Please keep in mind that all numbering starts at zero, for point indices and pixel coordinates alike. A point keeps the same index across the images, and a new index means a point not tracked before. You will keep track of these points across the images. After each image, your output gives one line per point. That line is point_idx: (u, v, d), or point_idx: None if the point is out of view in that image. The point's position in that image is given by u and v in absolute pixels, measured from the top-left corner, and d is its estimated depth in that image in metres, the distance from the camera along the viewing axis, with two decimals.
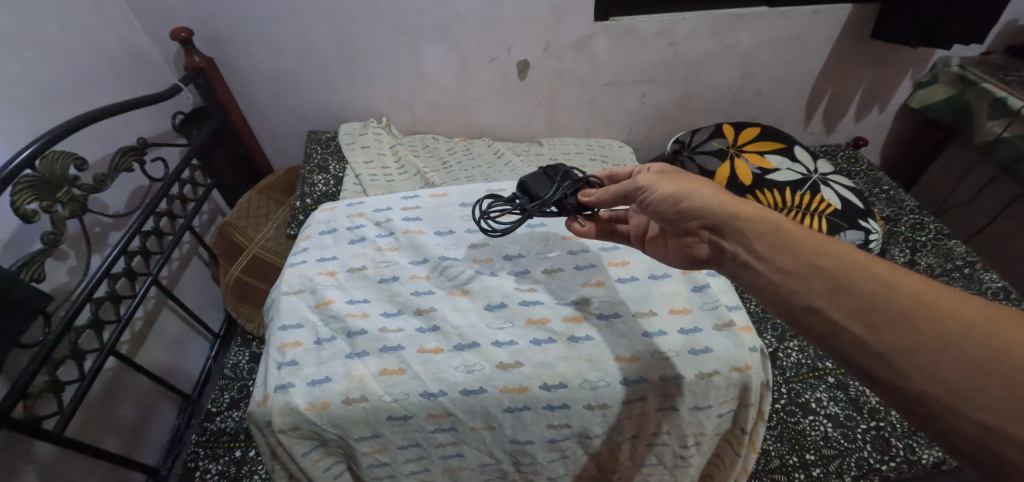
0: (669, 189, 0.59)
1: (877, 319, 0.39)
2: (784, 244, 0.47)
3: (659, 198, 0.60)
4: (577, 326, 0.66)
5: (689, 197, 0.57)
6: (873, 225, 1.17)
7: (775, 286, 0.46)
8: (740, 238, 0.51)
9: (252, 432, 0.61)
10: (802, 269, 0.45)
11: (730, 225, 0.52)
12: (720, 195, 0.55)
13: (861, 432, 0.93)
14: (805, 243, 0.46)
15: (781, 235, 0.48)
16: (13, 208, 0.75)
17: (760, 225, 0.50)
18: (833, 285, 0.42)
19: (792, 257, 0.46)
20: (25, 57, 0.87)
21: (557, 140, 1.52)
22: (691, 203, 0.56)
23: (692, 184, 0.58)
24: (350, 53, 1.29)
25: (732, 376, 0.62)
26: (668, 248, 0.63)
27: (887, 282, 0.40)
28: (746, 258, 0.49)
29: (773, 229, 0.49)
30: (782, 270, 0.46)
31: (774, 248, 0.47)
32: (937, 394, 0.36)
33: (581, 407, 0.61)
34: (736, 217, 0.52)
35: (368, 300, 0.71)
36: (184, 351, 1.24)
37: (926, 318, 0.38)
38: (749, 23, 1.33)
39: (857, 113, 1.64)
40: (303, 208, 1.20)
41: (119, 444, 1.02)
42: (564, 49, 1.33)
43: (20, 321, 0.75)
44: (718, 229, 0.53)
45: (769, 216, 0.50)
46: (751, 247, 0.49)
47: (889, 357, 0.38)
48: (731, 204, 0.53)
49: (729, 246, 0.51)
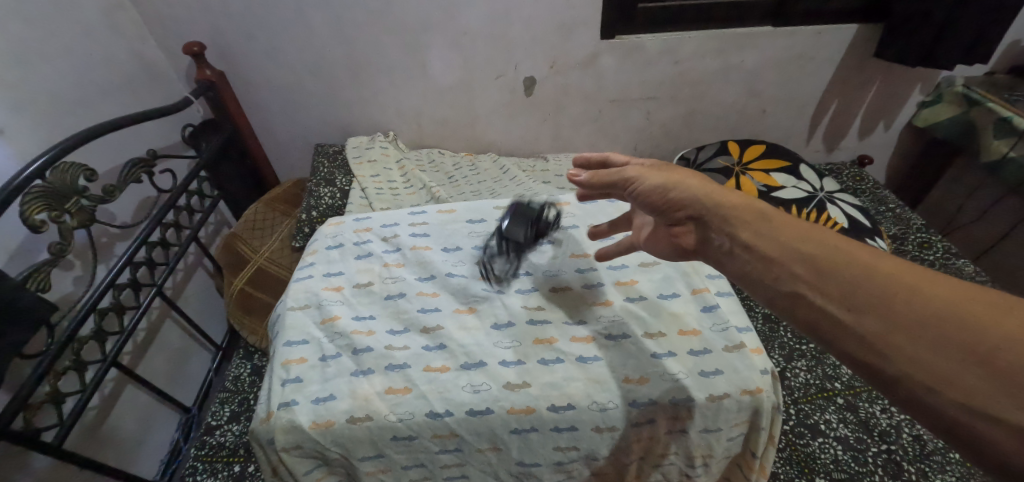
0: (656, 181, 0.57)
1: (856, 302, 0.39)
2: (771, 233, 0.47)
3: (646, 189, 0.57)
4: (585, 347, 0.65)
5: (675, 186, 0.55)
6: (880, 244, 1.16)
7: (761, 274, 0.46)
8: (726, 226, 0.50)
9: (254, 450, 0.60)
10: (786, 256, 0.44)
11: (716, 214, 0.51)
12: (708, 186, 0.54)
13: (872, 455, 0.91)
14: (792, 231, 0.46)
15: (767, 223, 0.48)
16: (21, 217, 0.75)
17: (747, 215, 0.49)
18: (816, 271, 0.42)
19: (776, 245, 0.45)
20: (41, 69, 0.89)
21: (563, 155, 1.53)
22: (679, 194, 0.55)
23: (678, 174, 0.56)
24: (358, 68, 1.30)
25: (743, 400, 0.61)
26: (654, 239, 0.64)
27: (867, 268, 0.40)
28: (732, 246, 0.49)
29: (760, 219, 0.48)
30: (765, 258, 0.46)
31: (759, 237, 0.47)
32: (915, 377, 0.35)
33: (590, 430, 0.60)
34: (722, 206, 0.51)
35: (374, 316, 0.70)
36: (186, 363, 1.23)
37: (905, 300, 0.37)
38: (753, 42, 1.34)
39: (862, 132, 1.65)
40: (308, 221, 1.20)
41: (117, 457, 1.00)
42: (569, 66, 1.34)
43: (25, 331, 0.75)
44: (703, 219, 0.52)
45: (755, 206, 0.50)
46: (736, 235, 0.49)
47: (868, 339, 0.37)
48: (719, 195, 0.52)
49: (715, 236, 0.51)
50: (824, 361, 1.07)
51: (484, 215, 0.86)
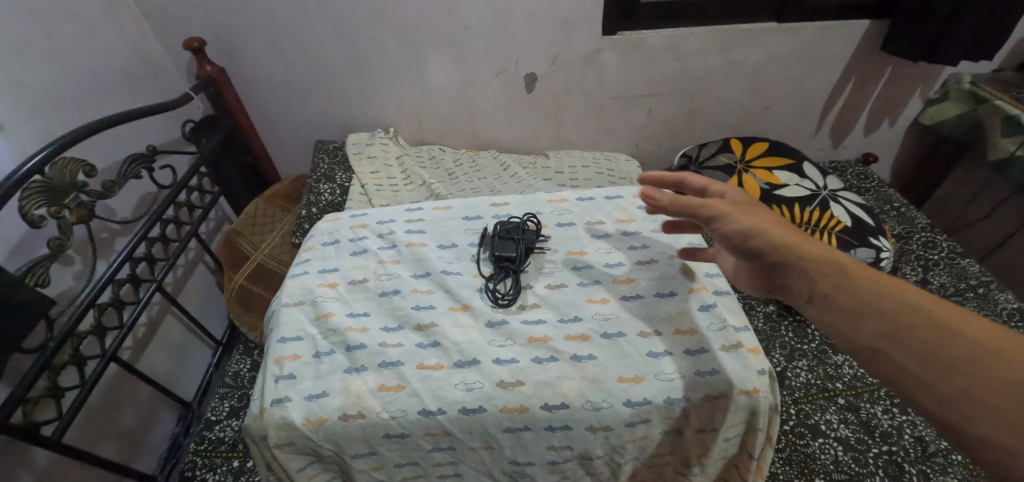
0: (744, 224, 0.53)
1: (940, 363, 0.38)
2: (846, 284, 0.45)
3: (728, 233, 0.54)
4: (580, 345, 0.65)
5: (761, 232, 0.52)
6: (884, 243, 1.15)
7: (836, 327, 0.44)
8: (802, 277, 0.48)
9: (248, 447, 0.60)
10: (863, 309, 0.43)
11: (794, 264, 0.49)
12: (791, 234, 0.51)
13: (872, 456, 0.90)
14: (869, 284, 0.44)
15: (842, 275, 0.45)
16: (20, 212, 0.75)
17: (823, 265, 0.47)
18: (894, 328, 0.41)
19: (853, 298, 0.44)
20: (41, 64, 0.89)
21: (563, 152, 1.52)
22: (763, 243, 0.52)
23: (766, 220, 0.53)
24: (358, 64, 1.30)
25: (740, 400, 0.59)
26: (737, 273, 0.61)
27: (949, 328, 0.39)
28: (809, 299, 0.47)
29: (835, 269, 0.46)
30: (841, 310, 0.44)
31: (835, 288, 0.45)
32: (1000, 440, 0.34)
33: (584, 429, 0.60)
34: (800, 257, 0.49)
35: (368, 313, 0.70)
36: (187, 359, 1.23)
37: (990, 364, 0.36)
38: (757, 38, 1.33)
39: (868, 127, 1.62)
40: (308, 217, 1.21)
41: (117, 451, 1.01)
42: (570, 62, 1.33)
43: (24, 326, 0.75)
44: (783, 270, 0.50)
45: (833, 255, 0.48)
46: (813, 289, 0.47)
47: (952, 402, 0.37)
48: (802, 245, 0.49)
49: (795, 287, 0.49)
50: (825, 360, 1.07)
51: (480, 212, 0.85)
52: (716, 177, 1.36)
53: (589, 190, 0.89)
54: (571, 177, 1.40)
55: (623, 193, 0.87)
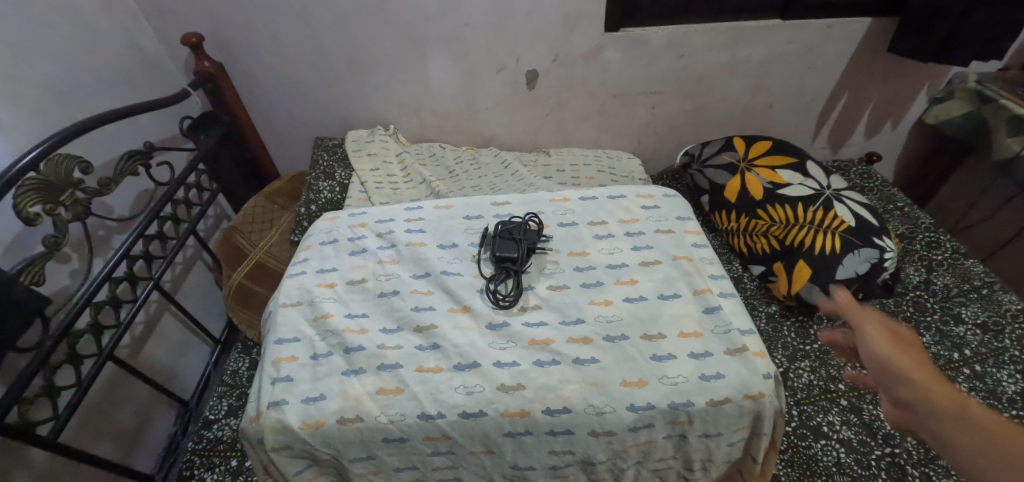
0: (886, 352, 0.56)
1: None
2: (970, 422, 0.46)
3: (869, 356, 0.58)
4: (583, 348, 0.64)
5: (901, 368, 0.54)
6: (888, 243, 1.11)
7: (948, 450, 0.46)
8: (925, 411, 0.49)
9: (245, 449, 0.60)
10: (976, 441, 0.44)
11: (921, 399, 0.50)
12: (934, 380, 0.52)
13: (875, 458, 0.89)
14: (995, 428, 0.44)
15: (968, 415, 0.46)
16: (15, 210, 0.74)
17: (953, 407, 0.48)
18: (1007, 461, 0.41)
19: (967, 432, 0.45)
20: (37, 58, 0.87)
21: (565, 150, 1.50)
22: (900, 375, 0.54)
23: (920, 362, 0.54)
24: (358, 60, 1.28)
25: (745, 404, 0.59)
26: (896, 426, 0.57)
27: None
28: (929, 429, 0.48)
29: (963, 410, 0.47)
30: (955, 436, 0.46)
31: (954, 422, 0.46)
32: None
33: (586, 434, 0.59)
34: (931, 396, 0.50)
35: (367, 314, 0.69)
36: (185, 357, 1.23)
37: None
38: (762, 35, 1.31)
39: (871, 129, 1.62)
40: (307, 215, 1.19)
41: (115, 450, 1.00)
42: (573, 59, 1.31)
43: (19, 324, 0.74)
44: (909, 403, 0.51)
45: (966, 401, 0.48)
46: (932, 418, 0.48)
47: None
48: (941, 389, 0.50)
49: (917, 417, 0.50)
50: (828, 361, 1.06)
51: (481, 211, 0.84)
52: (719, 176, 1.36)
53: (592, 189, 0.89)
54: (573, 175, 1.39)
55: (626, 193, 0.87)
